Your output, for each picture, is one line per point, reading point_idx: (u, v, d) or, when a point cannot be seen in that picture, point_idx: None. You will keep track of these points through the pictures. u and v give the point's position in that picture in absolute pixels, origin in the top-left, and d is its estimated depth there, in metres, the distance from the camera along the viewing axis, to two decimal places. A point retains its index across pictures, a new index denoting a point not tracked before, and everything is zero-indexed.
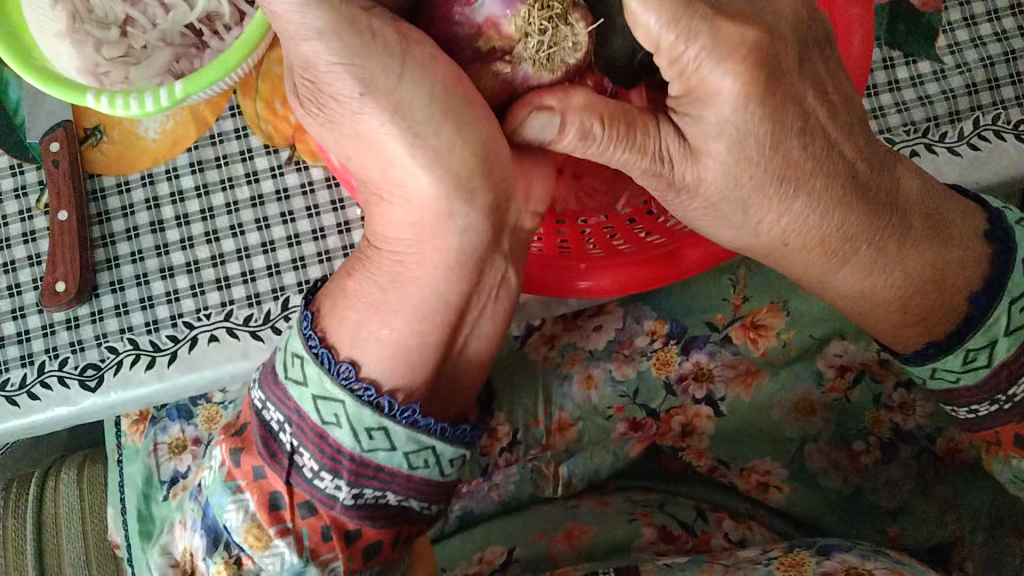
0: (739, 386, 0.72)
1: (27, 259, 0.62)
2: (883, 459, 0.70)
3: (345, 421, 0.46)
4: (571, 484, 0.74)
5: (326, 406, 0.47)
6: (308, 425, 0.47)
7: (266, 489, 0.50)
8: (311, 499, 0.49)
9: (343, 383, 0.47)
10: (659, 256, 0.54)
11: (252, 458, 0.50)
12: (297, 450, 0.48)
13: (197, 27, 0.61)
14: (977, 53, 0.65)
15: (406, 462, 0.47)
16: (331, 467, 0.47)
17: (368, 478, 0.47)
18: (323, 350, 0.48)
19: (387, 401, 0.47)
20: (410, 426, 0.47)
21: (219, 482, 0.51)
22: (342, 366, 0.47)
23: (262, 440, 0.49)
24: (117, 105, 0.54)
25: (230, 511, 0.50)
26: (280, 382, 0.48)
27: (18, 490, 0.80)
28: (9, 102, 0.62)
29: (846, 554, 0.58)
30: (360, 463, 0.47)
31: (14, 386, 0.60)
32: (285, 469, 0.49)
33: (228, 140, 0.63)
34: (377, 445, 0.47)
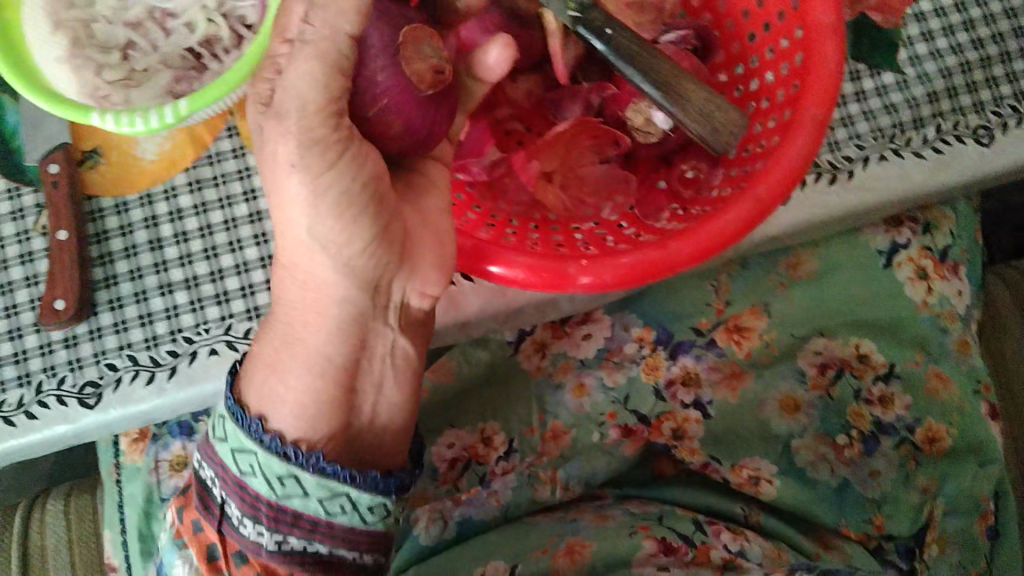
0: (725, 389, 0.75)
1: (24, 280, 0.63)
2: (866, 450, 0.72)
3: (258, 470, 0.52)
4: (569, 489, 0.75)
5: (243, 457, 0.52)
6: (229, 476, 0.53)
7: (204, 540, 0.57)
8: (242, 548, 0.54)
9: (254, 437, 0.52)
10: (653, 248, 0.53)
11: (191, 512, 0.58)
12: (224, 501, 0.54)
13: (196, 49, 0.62)
14: (935, 65, 0.69)
15: (322, 508, 0.52)
16: (251, 514, 0.52)
17: (287, 525, 0.52)
18: (237, 406, 0.53)
19: (293, 449, 0.51)
20: (318, 474, 0.51)
21: (170, 541, 0.60)
22: (252, 420, 0.53)
23: (200, 496, 0.56)
24: (123, 123, 0.55)
25: (178, 565, 0.58)
26: (210, 443, 0.55)
27: (6, 522, 0.80)
28: (7, 128, 0.63)
29: None
30: (278, 510, 0.52)
31: (11, 406, 0.60)
32: (217, 519, 0.55)
33: (225, 159, 0.65)
34: (291, 491, 0.51)
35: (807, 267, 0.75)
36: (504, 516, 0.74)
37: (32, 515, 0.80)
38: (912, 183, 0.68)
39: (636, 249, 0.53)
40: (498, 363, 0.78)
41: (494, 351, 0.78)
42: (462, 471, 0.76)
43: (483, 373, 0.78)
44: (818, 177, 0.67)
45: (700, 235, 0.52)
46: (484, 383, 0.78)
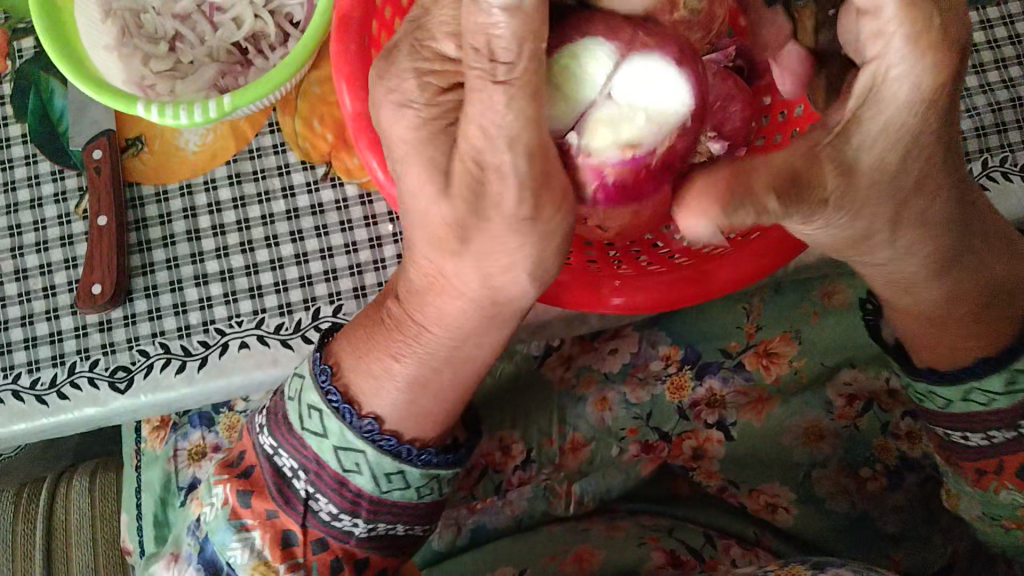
0: (750, 412, 0.74)
1: (63, 263, 0.64)
2: (889, 486, 0.71)
3: (365, 468, 0.53)
4: (583, 503, 0.75)
5: (346, 455, 0.53)
6: (327, 472, 0.53)
7: (279, 527, 0.55)
8: (324, 536, 0.55)
9: (366, 436, 0.53)
10: (690, 273, 0.52)
11: (263, 501, 0.55)
12: (313, 495, 0.54)
13: (242, 44, 0.63)
14: (986, 99, 0.68)
15: (418, 494, 0.55)
16: (349, 509, 0.54)
17: (383, 514, 0.55)
18: (344, 405, 0.53)
19: (406, 449, 0.54)
20: (423, 467, 0.54)
21: (224, 521, 0.56)
22: (366, 420, 0.53)
23: (276, 486, 0.55)
24: (167, 115, 0.56)
25: (236, 549, 0.56)
26: (296, 435, 0.54)
27: (30, 495, 0.81)
28: (55, 110, 0.65)
29: (840, 568, 0.58)
30: (377, 502, 0.54)
31: (44, 385, 0.62)
32: (301, 513, 0.55)
33: (266, 155, 0.65)
34: (395, 486, 0.54)
35: (840, 297, 0.75)
36: (517, 524, 0.75)
37: (58, 491, 0.82)
38: None
39: (672, 271, 0.53)
40: (523, 373, 0.78)
41: (520, 363, 0.78)
42: (480, 477, 0.75)
43: (507, 384, 0.78)
44: None
45: (750, 269, 0.52)
46: (504, 395, 0.78)
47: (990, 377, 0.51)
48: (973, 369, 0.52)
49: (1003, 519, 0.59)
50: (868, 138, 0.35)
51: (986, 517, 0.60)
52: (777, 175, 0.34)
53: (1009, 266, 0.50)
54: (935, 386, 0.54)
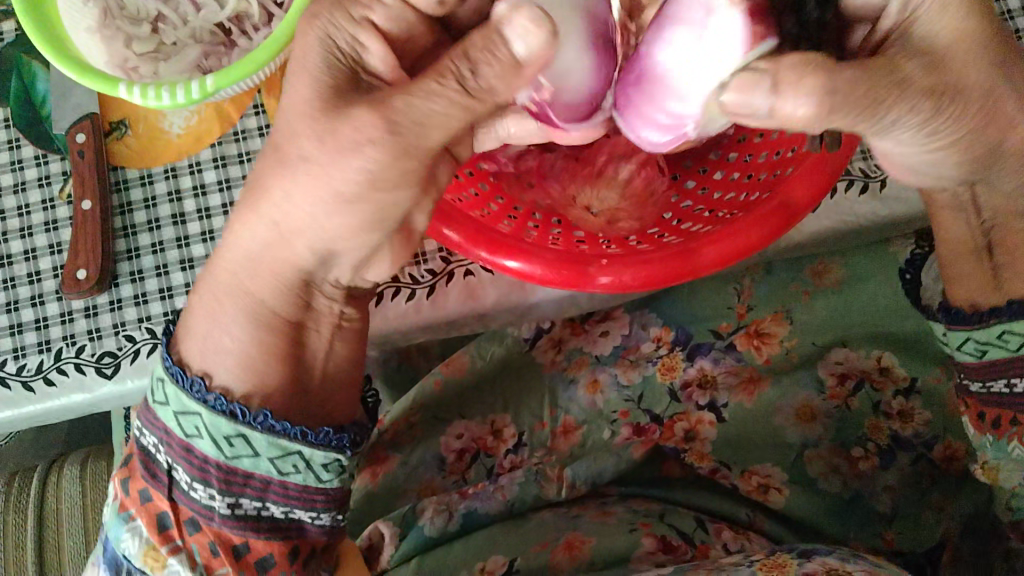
0: (741, 393, 0.74)
1: (48, 248, 0.63)
2: (881, 464, 0.70)
3: (205, 431, 0.50)
4: (575, 488, 0.73)
5: (188, 420, 0.51)
6: (175, 440, 0.51)
7: (154, 510, 0.53)
8: (193, 513, 0.52)
9: (198, 398, 0.50)
10: (676, 251, 0.52)
11: (137, 483, 0.53)
12: (172, 466, 0.52)
13: (226, 25, 0.63)
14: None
15: (274, 467, 0.50)
16: (201, 478, 0.50)
17: (239, 486, 0.50)
18: (178, 370, 0.51)
19: (240, 409, 0.50)
20: (268, 432, 0.50)
21: (115, 514, 0.54)
22: (195, 381, 0.51)
23: (143, 463, 0.53)
24: (150, 96, 0.55)
25: (127, 540, 0.53)
26: (150, 408, 0.53)
27: (21, 483, 0.81)
28: (37, 94, 0.64)
29: (826, 556, 0.59)
30: (228, 471, 0.50)
31: (30, 371, 0.61)
32: (166, 486, 0.52)
33: (251, 137, 0.65)
34: (240, 451, 0.50)
35: (832, 276, 0.75)
36: (509, 510, 0.72)
37: (49, 478, 0.82)
38: None
39: (659, 250, 0.53)
40: (513, 356, 0.78)
41: (510, 346, 0.78)
42: (472, 461, 0.75)
43: (498, 367, 0.78)
44: (849, 185, 0.68)
45: (734, 244, 0.52)
46: (495, 378, 0.78)
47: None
48: (998, 312, 0.53)
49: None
50: (929, 27, 0.40)
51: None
52: (883, 84, 0.37)
53: None
54: (970, 331, 0.55)
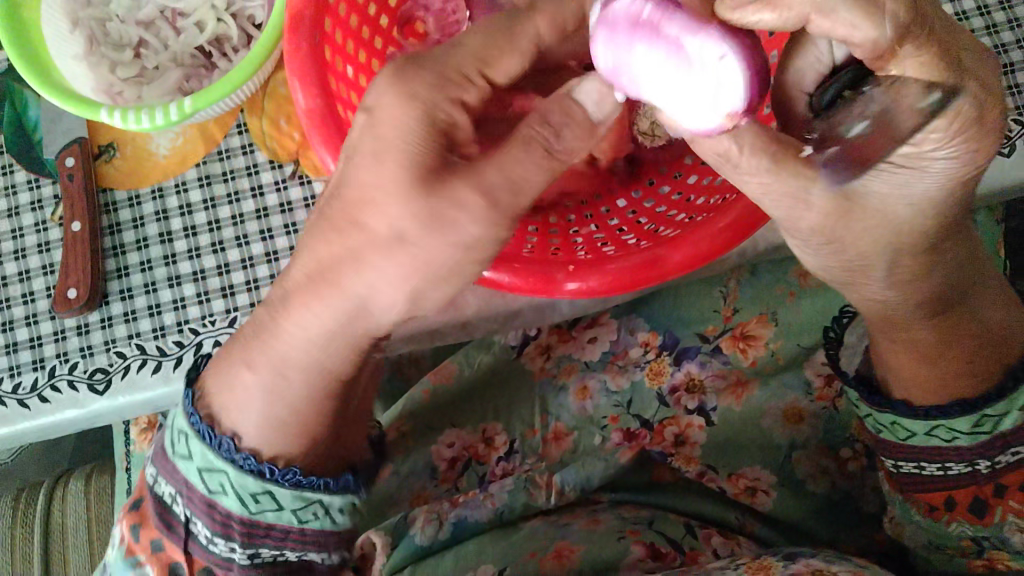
0: (729, 397, 0.74)
1: (41, 268, 0.65)
2: (869, 465, 0.71)
3: (230, 489, 0.52)
4: (564, 494, 0.74)
5: (212, 477, 0.52)
6: (196, 496, 0.52)
7: (166, 559, 0.55)
8: (208, 564, 0.54)
9: (226, 457, 0.52)
10: (644, 256, 0.53)
11: (150, 531, 0.55)
12: (191, 519, 0.53)
13: (206, 48, 0.65)
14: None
15: (297, 517, 0.53)
16: (223, 531, 0.52)
17: (260, 537, 0.53)
18: (204, 426, 0.53)
19: (269, 467, 0.52)
20: (296, 487, 0.52)
21: (120, 558, 0.56)
22: (224, 440, 0.52)
23: (159, 515, 0.54)
24: (130, 120, 0.57)
25: None
26: (168, 459, 0.53)
27: (27, 501, 0.83)
28: (29, 121, 0.66)
29: (811, 559, 0.59)
30: (251, 525, 0.52)
31: (26, 389, 0.63)
32: (183, 538, 0.54)
33: (234, 156, 0.66)
34: (265, 506, 0.52)
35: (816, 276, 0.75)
36: (498, 518, 0.74)
37: (54, 496, 0.83)
38: None
39: (628, 255, 0.53)
40: (501, 364, 0.79)
41: (497, 354, 0.79)
42: (463, 470, 0.76)
43: (486, 375, 0.78)
44: None
45: (700, 248, 0.52)
46: (485, 386, 0.78)
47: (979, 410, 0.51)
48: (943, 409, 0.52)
49: (948, 547, 0.60)
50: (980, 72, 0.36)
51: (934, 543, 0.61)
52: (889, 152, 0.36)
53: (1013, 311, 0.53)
54: (897, 416, 0.55)
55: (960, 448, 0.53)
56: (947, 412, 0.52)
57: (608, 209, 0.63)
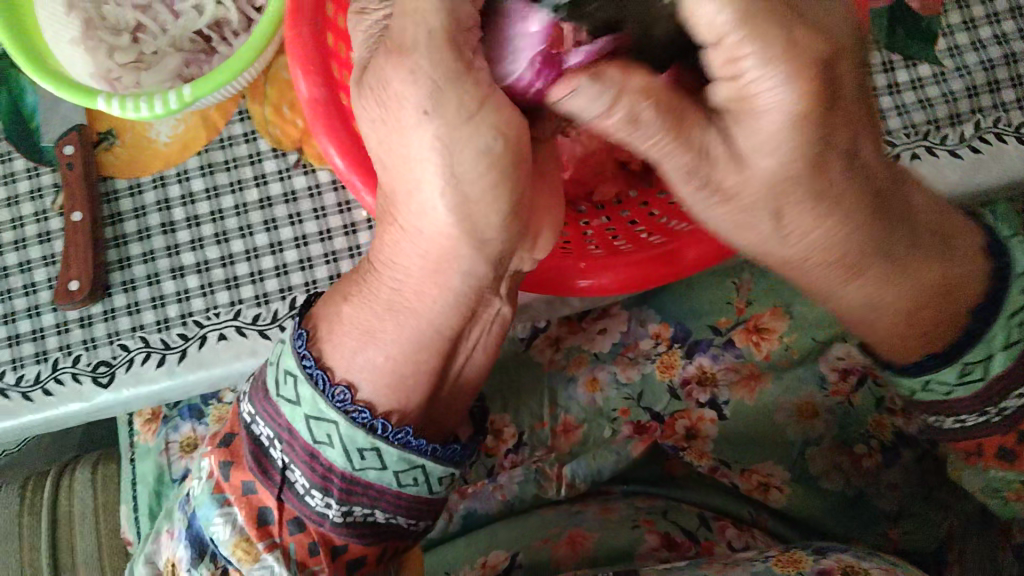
0: (743, 389, 0.73)
1: (42, 260, 0.64)
2: (885, 462, 0.69)
3: (337, 441, 0.51)
4: (575, 486, 0.73)
5: (318, 426, 0.51)
6: (299, 443, 0.51)
7: (256, 505, 0.54)
8: (300, 516, 0.53)
9: (337, 406, 0.51)
10: (660, 252, 0.51)
11: (242, 473, 0.54)
12: (288, 466, 0.52)
13: (206, 32, 0.63)
14: (953, 62, 0.66)
15: (397, 480, 0.51)
16: (321, 485, 0.51)
17: (357, 496, 0.52)
18: (318, 372, 0.52)
19: (381, 423, 0.51)
20: (401, 448, 0.51)
21: (208, 495, 0.55)
22: (337, 390, 0.51)
23: (253, 456, 0.54)
24: (128, 108, 0.55)
25: (218, 525, 0.54)
26: (273, 403, 0.52)
27: (35, 489, 0.83)
28: (26, 108, 0.65)
29: (843, 554, 0.58)
30: (351, 482, 0.51)
31: (29, 382, 0.62)
32: (277, 485, 0.53)
33: (237, 144, 0.65)
34: (369, 464, 0.51)
35: None
36: (508, 508, 0.73)
37: (62, 481, 0.83)
38: (947, 182, 0.64)
39: (642, 250, 0.52)
40: (510, 356, 0.76)
41: (506, 345, 0.77)
42: (471, 460, 0.75)
43: (495, 369, 0.76)
44: None
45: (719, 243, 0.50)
46: (492, 379, 0.76)
47: (976, 350, 0.48)
48: (920, 363, 0.50)
49: (1006, 491, 0.57)
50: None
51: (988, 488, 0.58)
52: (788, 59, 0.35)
53: (942, 269, 0.48)
54: (929, 375, 0.50)
55: (959, 399, 0.50)
56: (921, 368, 0.50)
57: (620, 198, 0.61)
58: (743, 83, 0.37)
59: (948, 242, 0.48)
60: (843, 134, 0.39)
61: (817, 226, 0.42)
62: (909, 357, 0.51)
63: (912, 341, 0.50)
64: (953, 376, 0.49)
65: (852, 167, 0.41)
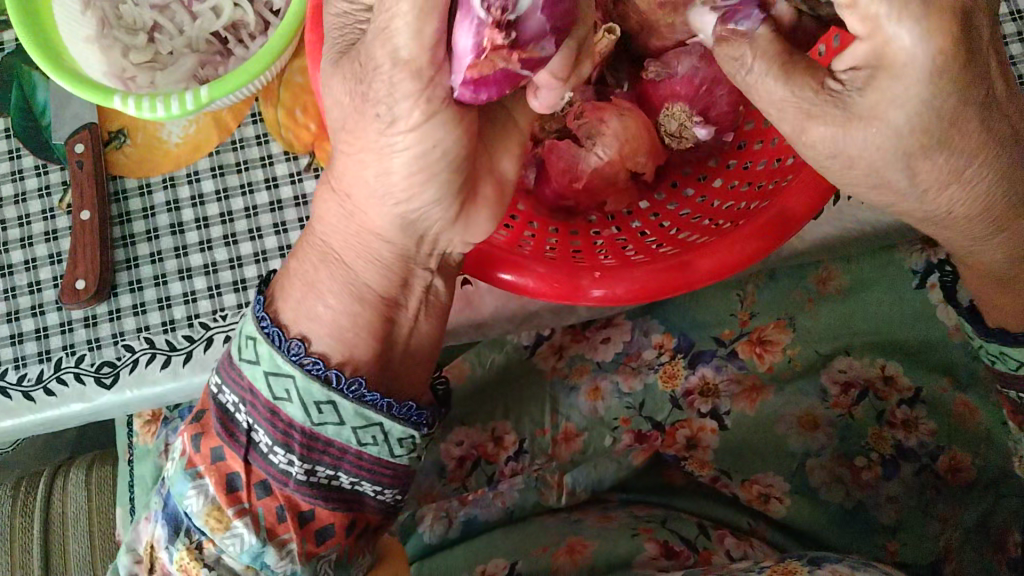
0: (743, 400, 0.73)
1: (48, 258, 0.64)
2: (885, 475, 0.70)
3: (296, 396, 0.49)
4: (575, 494, 0.73)
5: (277, 382, 0.50)
6: (260, 403, 0.50)
7: (224, 471, 0.52)
8: (266, 477, 0.52)
9: (294, 360, 0.50)
10: (671, 263, 0.51)
11: (211, 440, 0.53)
12: (252, 428, 0.51)
13: (222, 34, 0.63)
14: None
15: (356, 437, 0.50)
16: (283, 442, 0.50)
17: (319, 453, 0.50)
18: (274, 330, 0.51)
19: (336, 375, 0.50)
20: (357, 401, 0.50)
21: (180, 471, 0.53)
22: (293, 344, 0.50)
23: (217, 421, 0.52)
24: (144, 108, 0.55)
25: (191, 497, 0.52)
26: (235, 365, 0.51)
27: (28, 490, 0.82)
28: (37, 105, 0.64)
29: (835, 563, 0.58)
30: (311, 437, 0.50)
31: (31, 381, 0.61)
32: (242, 447, 0.52)
33: (248, 146, 0.65)
34: (327, 418, 0.49)
35: (836, 283, 0.75)
36: (509, 515, 0.73)
37: (55, 484, 0.82)
38: None
39: (654, 261, 0.52)
40: (513, 363, 0.77)
41: (511, 353, 0.77)
42: (472, 469, 0.75)
43: (498, 376, 0.77)
44: None
45: (732, 253, 0.51)
46: (498, 383, 0.77)
47: None
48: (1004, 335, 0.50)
49: None
50: None
51: None
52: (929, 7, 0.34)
53: None
54: (1004, 347, 0.51)
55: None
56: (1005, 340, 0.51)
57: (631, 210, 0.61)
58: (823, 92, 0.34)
59: None
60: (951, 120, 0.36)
61: (952, 183, 0.39)
62: (996, 325, 0.51)
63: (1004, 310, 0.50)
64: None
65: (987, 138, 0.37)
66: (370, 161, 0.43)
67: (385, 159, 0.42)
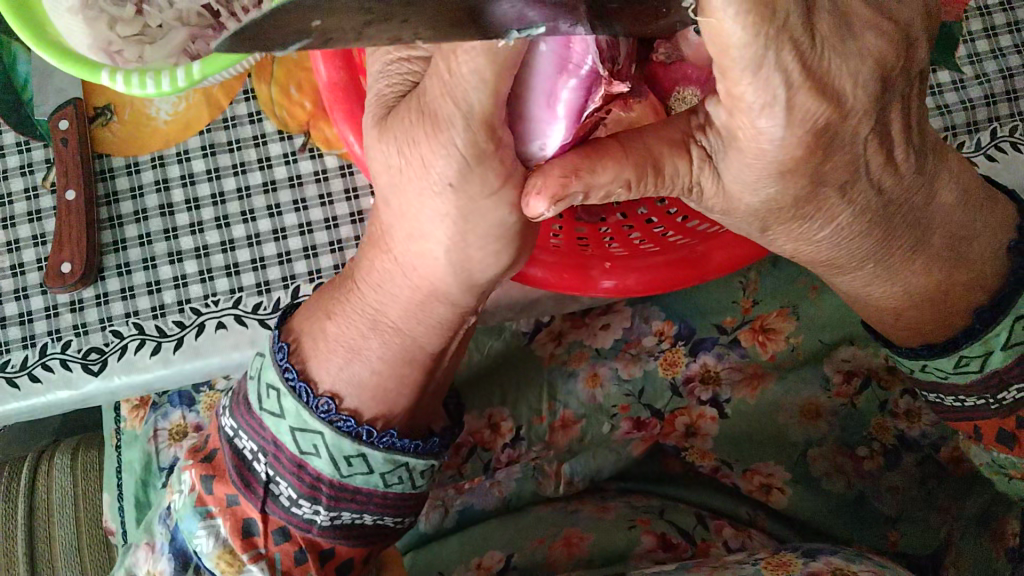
0: (745, 389, 0.72)
1: (31, 239, 0.61)
2: (886, 465, 0.69)
3: (324, 451, 0.49)
4: (573, 484, 0.72)
5: (303, 437, 0.49)
6: (284, 456, 0.50)
7: (239, 515, 0.52)
8: (286, 525, 0.52)
9: (322, 417, 0.49)
10: (684, 255, 0.50)
11: (224, 486, 0.52)
12: (273, 479, 0.51)
13: (213, 6, 0.60)
14: (972, 70, 0.66)
15: (383, 481, 0.50)
16: (309, 494, 0.50)
17: (346, 501, 0.50)
18: (300, 384, 0.50)
19: (366, 430, 0.50)
20: (386, 450, 0.50)
21: (190, 507, 0.53)
22: (323, 401, 0.49)
23: (235, 469, 0.52)
24: (133, 84, 0.52)
25: (201, 537, 0.52)
26: (255, 415, 0.50)
27: (12, 475, 0.80)
28: (18, 79, 0.61)
29: (833, 557, 0.57)
30: (339, 488, 0.50)
31: (14, 367, 0.59)
32: (260, 498, 0.51)
33: (241, 124, 0.62)
34: (356, 470, 0.49)
35: None
36: (505, 506, 0.72)
37: (39, 469, 0.80)
38: None
39: (667, 252, 0.51)
40: (512, 350, 0.76)
41: (510, 339, 0.76)
42: (467, 457, 0.73)
43: (495, 362, 0.76)
44: None
45: (744, 249, 0.50)
46: (494, 371, 0.76)
47: (974, 346, 0.47)
48: (919, 351, 0.50)
49: (1010, 470, 0.54)
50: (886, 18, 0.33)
51: (993, 466, 0.54)
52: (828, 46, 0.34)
53: (945, 272, 0.47)
54: (925, 360, 0.50)
55: (957, 385, 0.49)
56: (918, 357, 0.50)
57: None
58: (753, 103, 0.33)
59: (968, 237, 0.46)
60: (841, 160, 0.36)
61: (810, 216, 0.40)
62: (906, 341, 0.51)
63: (909, 331, 0.50)
64: (949, 364, 0.48)
65: (856, 183, 0.39)
66: (412, 213, 0.41)
67: (412, 207, 0.40)
